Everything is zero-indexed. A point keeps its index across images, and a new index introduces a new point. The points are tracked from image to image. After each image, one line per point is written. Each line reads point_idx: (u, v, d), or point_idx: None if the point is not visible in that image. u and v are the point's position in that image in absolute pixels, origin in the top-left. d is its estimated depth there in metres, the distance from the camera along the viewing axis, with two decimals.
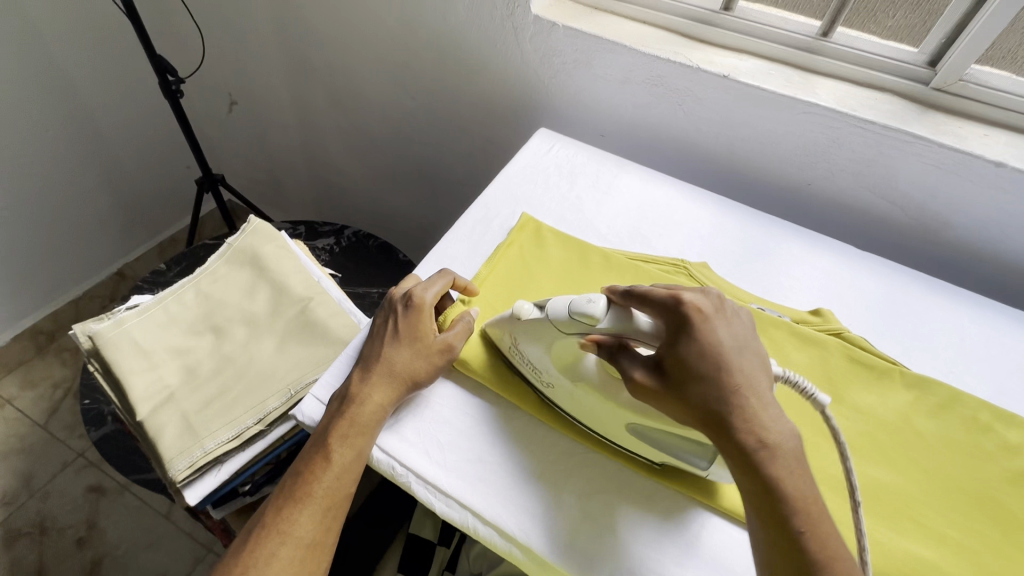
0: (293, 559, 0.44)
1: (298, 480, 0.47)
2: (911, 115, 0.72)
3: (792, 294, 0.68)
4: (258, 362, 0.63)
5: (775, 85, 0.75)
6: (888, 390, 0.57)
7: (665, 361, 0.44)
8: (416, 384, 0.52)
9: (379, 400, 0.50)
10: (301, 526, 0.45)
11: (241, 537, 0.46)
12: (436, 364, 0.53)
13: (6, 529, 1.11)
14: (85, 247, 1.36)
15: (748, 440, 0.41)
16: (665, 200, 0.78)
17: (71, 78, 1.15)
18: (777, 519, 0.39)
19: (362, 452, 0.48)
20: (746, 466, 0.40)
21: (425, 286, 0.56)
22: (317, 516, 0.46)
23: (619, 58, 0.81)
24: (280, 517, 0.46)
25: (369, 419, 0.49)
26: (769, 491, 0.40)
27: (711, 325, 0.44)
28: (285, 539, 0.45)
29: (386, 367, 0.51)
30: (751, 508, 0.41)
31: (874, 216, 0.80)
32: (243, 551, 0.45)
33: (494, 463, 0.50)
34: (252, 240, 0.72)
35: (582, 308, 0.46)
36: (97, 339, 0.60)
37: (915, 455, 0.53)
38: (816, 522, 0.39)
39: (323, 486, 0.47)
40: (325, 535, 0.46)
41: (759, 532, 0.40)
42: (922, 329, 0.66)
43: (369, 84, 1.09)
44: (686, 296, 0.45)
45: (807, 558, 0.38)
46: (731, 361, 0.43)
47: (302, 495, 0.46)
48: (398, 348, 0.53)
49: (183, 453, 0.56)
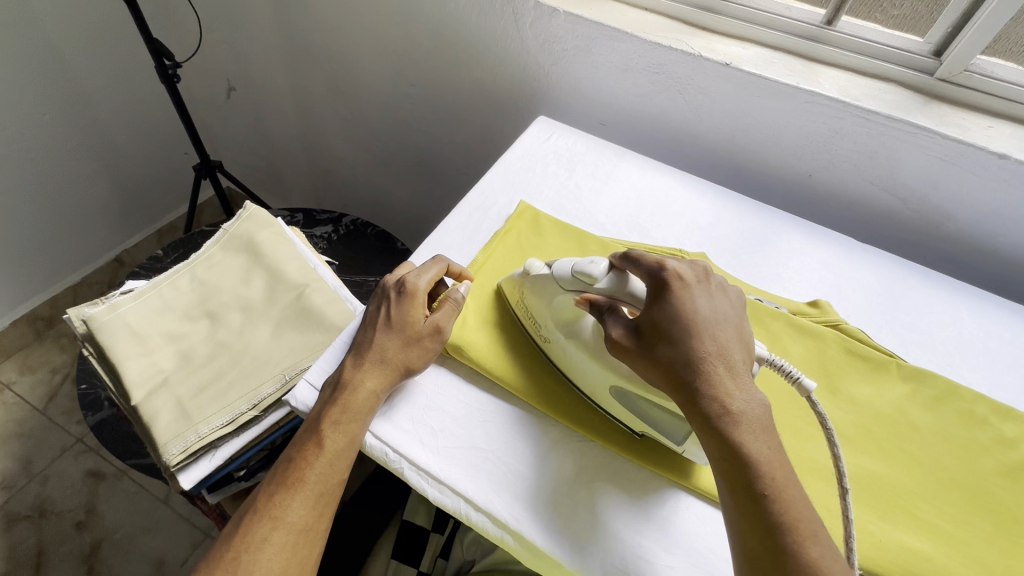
0: (284, 545, 0.44)
1: (290, 467, 0.47)
2: (915, 106, 0.71)
3: (792, 287, 0.68)
4: (252, 348, 0.63)
5: (778, 74, 0.74)
6: (884, 382, 0.57)
7: (642, 323, 0.46)
8: (409, 370, 0.52)
9: (372, 385, 0.50)
10: (293, 511, 0.45)
11: (233, 523, 0.46)
12: (428, 349, 0.53)
13: (6, 513, 1.12)
14: (82, 233, 1.36)
15: (714, 403, 0.41)
16: (665, 190, 0.77)
17: (67, 62, 1.14)
18: (738, 481, 0.39)
19: (356, 438, 0.49)
20: (710, 430, 0.41)
21: (420, 272, 0.56)
22: (310, 502, 0.46)
23: (621, 46, 0.80)
24: (273, 502, 0.46)
25: (362, 405, 0.49)
26: (731, 453, 0.40)
27: (686, 292, 0.46)
28: (277, 525, 0.45)
29: (379, 353, 0.51)
30: (717, 472, 0.41)
31: (875, 208, 0.79)
32: (235, 536, 0.45)
33: (488, 450, 0.50)
34: (248, 226, 0.72)
35: (584, 267, 0.48)
36: (91, 323, 0.60)
37: (909, 447, 0.53)
38: (778, 485, 0.39)
39: (317, 471, 0.47)
40: (316, 520, 0.46)
41: (725, 496, 0.40)
42: (920, 322, 0.65)
43: (368, 71, 1.08)
44: (667, 267, 0.47)
45: (765, 519, 0.38)
46: (702, 327, 0.44)
47: (294, 481, 0.46)
48: (389, 332, 0.52)
49: (177, 438, 0.56)
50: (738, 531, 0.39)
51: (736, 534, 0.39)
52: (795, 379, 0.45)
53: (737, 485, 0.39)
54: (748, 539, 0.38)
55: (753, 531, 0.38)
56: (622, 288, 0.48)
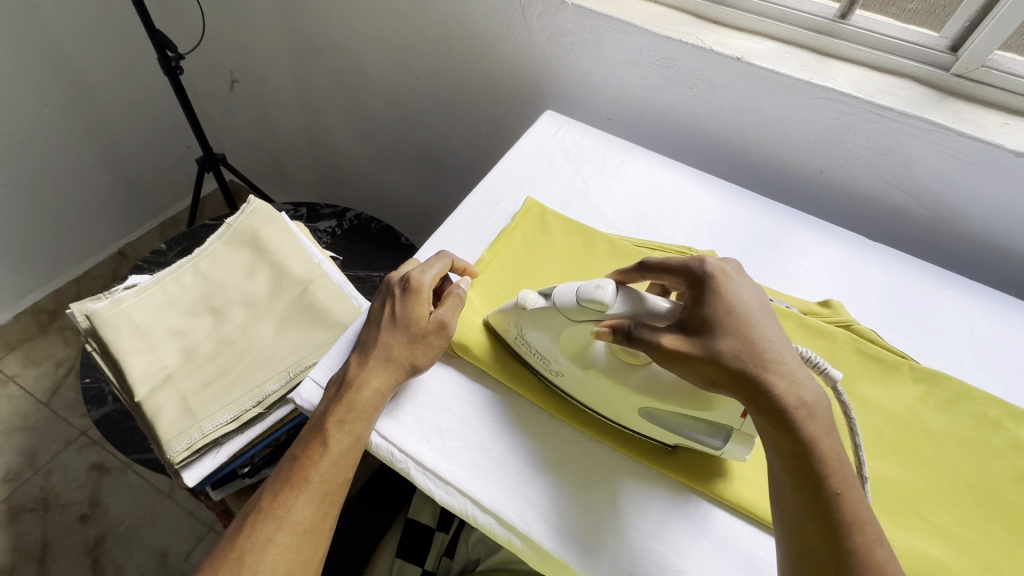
0: (289, 544, 0.44)
1: (295, 466, 0.47)
2: (930, 102, 0.70)
3: (802, 286, 0.67)
4: (256, 345, 0.63)
5: (790, 69, 0.72)
6: (897, 384, 0.56)
7: (695, 319, 0.45)
8: (414, 369, 0.51)
9: (378, 384, 0.49)
10: (297, 511, 0.45)
11: (236, 521, 0.46)
12: (434, 346, 0.52)
13: (10, 505, 1.12)
14: (85, 226, 1.35)
15: (778, 398, 0.41)
16: (674, 186, 0.76)
17: (70, 53, 1.13)
18: (805, 479, 0.39)
19: (362, 437, 0.48)
20: (776, 425, 0.41)
21: (424, 268, 0.55)
22: (314, 502, 0.46)
23: (630, 39, 0.79)
24: (276, 502, 0.45)
25: (367, 404, 0.48)
26: (799, 448, 0.40)
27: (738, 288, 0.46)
28: (281, 525, 0.44)
29: (384, 351, 0.51)
30: (785, 467, 0.40)
31: (887, 206, 0.78)
32: (239, 535, 0.44)
33: (494, 450, 0.50)
34: (252, 221, 0.71)
35: (597, 293, 0.46)
36: (94, 318, 0.60)
37: (922, 451, 0.52)
38: (846, 482, 0.39)
39: (321, 471, 0.46)
40: (322, 520, 0.46)
41: (788, 492, 0.40)
42: (932, 323, 0.64)
43: (372, 63, 1.07)
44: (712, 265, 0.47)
45: (833, 517, 0.37)
46: (760, 322, 0.44)
47: (299, 480, 0.46)
48: (399, 332, 0.52)
49: (181, 435, 0.55)
50: (810, 529, 0.38)
51: (798, 533, 0.39)
52: (824, 369, 0.45)
53: (803, 482, 0.39)
54: (821, 537, 0.37)
55: (819, 531, 0.37)
56: (640, 303, 0.47)
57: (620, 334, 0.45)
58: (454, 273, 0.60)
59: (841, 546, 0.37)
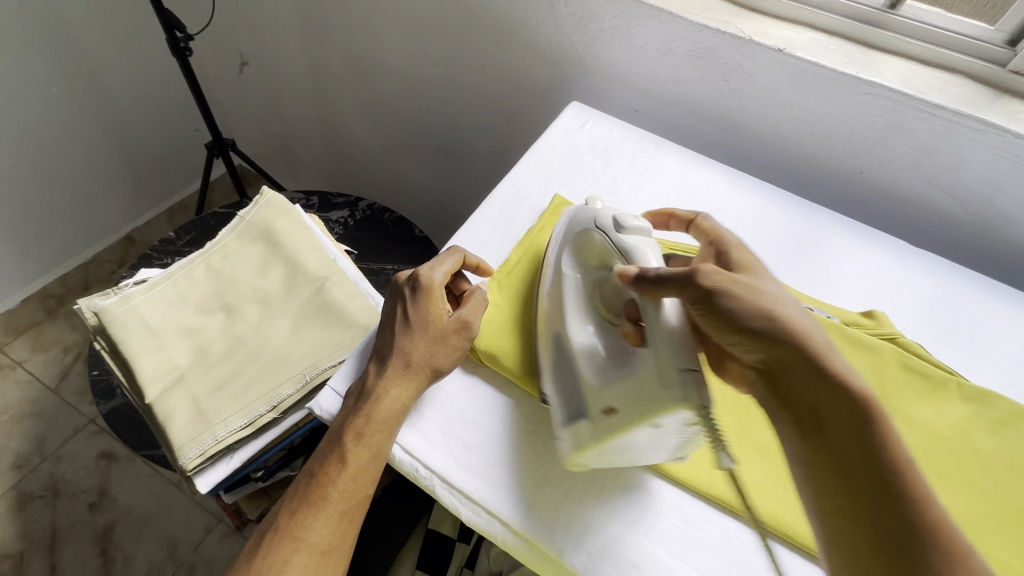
0: (307, 567, 0.42)
1: (313, 482, 0.45)
2: (984, 101, 0.66)
3: (842, 294, 0.64)
4: (271, 345, 0.60)
5: (836, 62, 0.68)
6: (945, 402, 0.53)
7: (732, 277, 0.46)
8: (436, 372, 0.49)
9: (399, 394, 0.47)
10: (315, 531, 0.43)
11: (252, 541, 0.44)
12: (454, 347, 0.50)
13: (19, 492, 1.11)
14: (93, 210, 1.33)
15: (823, 359, 0.40)
16: (706, 184, 0.72)
17: (76, 31, 1.09)
18: (861, 450, 0.37)
19: (382, 451, 0.46)
20: (826, 390, 0.40)
21: (434, 265, 0.52)
22: (333, 521, 0.43)
23: (663, 27, 0.74)
24: (293, 520, 0.43)
25: (386, 416, 0.46)
26: (858, 413, 0.38)
27: (751, 260, 0.48)
28: (298, 546, 0.42)
29: (402, 357, 0.48)
30: (845, 437, 0.38)
31: (930, 210, 0.74)
32: (254, 557, 0.42)
33: (523, 468, 0.47)
34: (266, 213, 0.68)
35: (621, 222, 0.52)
36: (103, 316, 0.57)
37: (972, 474, 0.49)
38: (906, 453, 0.37)
39: (339, 488, 0.44)
40: (341, 540, 0.44)
41: (857, 468, 0.37)
42: (980, 337, 0.61)
43: (389, 48, 1.03)
44: (729, 241, 0.50)
45: (902, 489, 0.36)
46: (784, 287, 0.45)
47: (316, 498, 0.44)
48: (416, 334, 0.49)
49: (194, 440, 0.53)
50: (887, 506, 0.35)
51: (860, 512, 0.36)
52: None
53: (862, 455, 0.37)
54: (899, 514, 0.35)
55: (888, 511, 0.35)
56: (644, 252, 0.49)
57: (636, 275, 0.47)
58: (468, 270, 0.57)
59: (916, 524, 0.34)
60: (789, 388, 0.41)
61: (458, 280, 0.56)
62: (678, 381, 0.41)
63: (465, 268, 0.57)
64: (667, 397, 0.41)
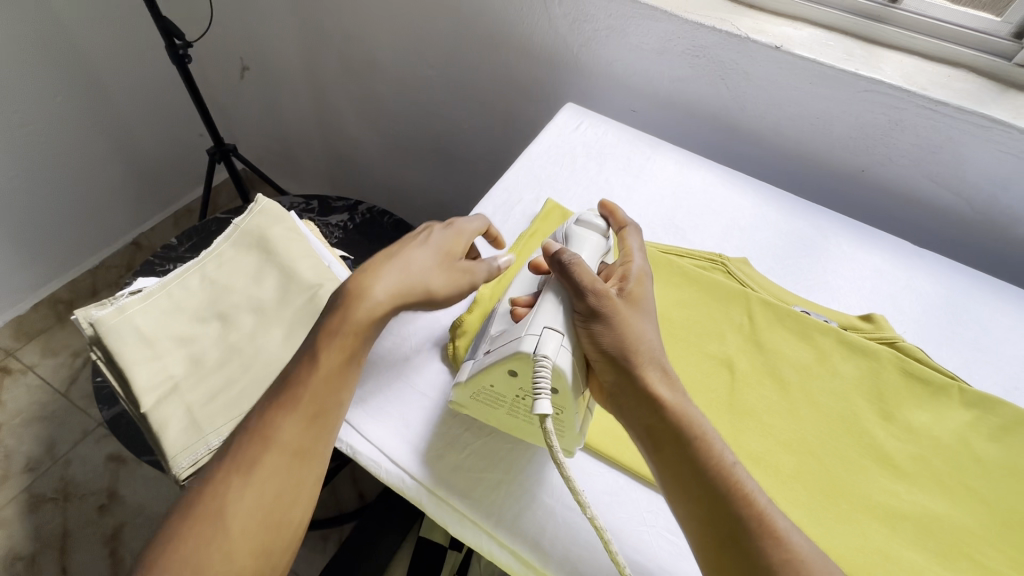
0: (276, 465, 0.43)
1: (285, 386, 0.46)
2: (989, 96, 0.64)
3: (842, 297, 0.63)
4: (266, 354, 0.61)
5: (835, 59, 0.67)
6: (945, 408, 0.52)
7: (626, 291, 0.48)
8: (428, 293, 0.50)
9: (385, 299, 0.48)
10: (285, 432, 0.44)
11: (226, 445, 0.45)
12: (454, 279, 0.52)
13: (30, 494, 1.13)
14: (99, 216, 1.34)
15: (654, 386, 0.43)
16: (703, 186, 0.72)
17: (79, 39, 1.10)
18: (693, 470, 0.40)
19: (354, 357, 0.48)
20: (654, 412, 0.42)
21: (469, 219, 0.57)
22: (302, 422, 0.44)
23: (658, 26, 0.73)
24: (263, 424, 0.44)
25: (365, 320, 0.48)
26: (682, 438, 0.41)
27: (638, 283, 0.49)
28: (269, 445, 0.43)
29: (402, 266, 0.50)
30: (672, 461, 0.41)
31: (933, 208, 0.72)
32: (227, 457, 0.43)
33: (508, 478, 0.47)
34: (259, 221, 0.68)
35: (581, 216, 0.55)
36: (98, 327, 0.57)
37: (974, 483, 0.48)
38: (731, 474, 0.40)
39: (310, 391, 0.45)
40: (312, 443, 0.44)
41: (687, 488, 0.40)
42: (985, 340, 0.60)
43: (386, 51, 1.02)
44: (632, 263, 0.51)
45: (725, 506, 0.39)
46: (650, 317, 0.47)
47: (288, 400, 0.45)
48: (423, 256, 0.51)
49: (187, 449, 0.54)
50: (706, 526, 0.39)
51: (698, 525, 0.40)
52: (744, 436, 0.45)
53: (693, 473, 0.40)
54: (716, 531, 0.39)
55: (717, 523, 0.39)
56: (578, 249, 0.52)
57: (553, 251, 0.48)
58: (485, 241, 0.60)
59: (739, 535, 0.38)
60: (625, 409, 0.44)
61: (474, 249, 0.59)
62: (539, 337, 0.43)
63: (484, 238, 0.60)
64: (515, 345, 0.44)
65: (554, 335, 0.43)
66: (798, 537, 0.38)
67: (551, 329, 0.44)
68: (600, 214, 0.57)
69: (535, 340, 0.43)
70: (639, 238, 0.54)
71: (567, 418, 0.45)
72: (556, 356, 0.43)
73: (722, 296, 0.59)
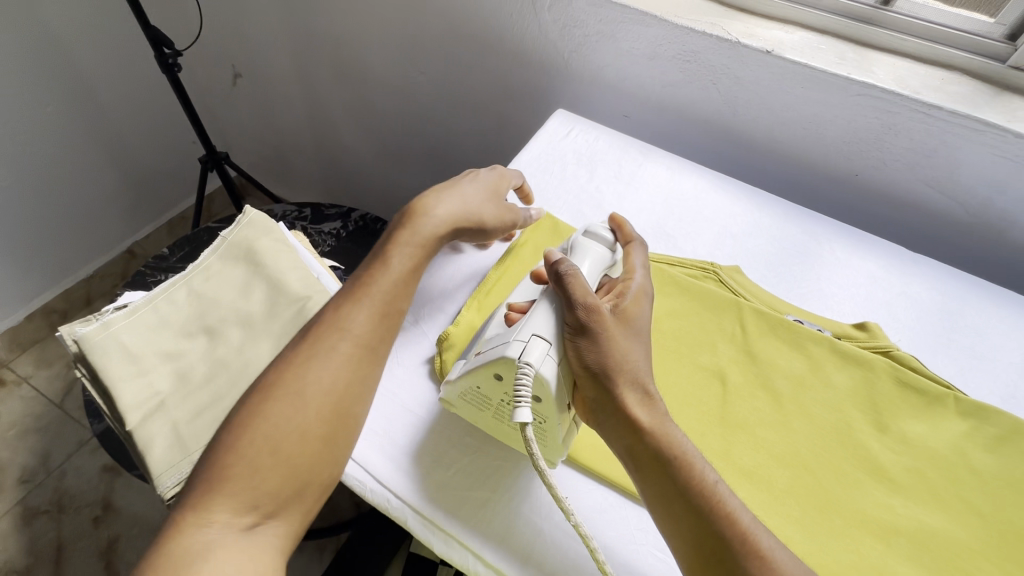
0: (349, 353, 0.47)
1: (357, 284, 0.51)
2: (984, 99, 0.63)
3: (836, 305, 0.62)
4: (254, 369, 0.60)
5: (827, 63, 0.66)
6: (940, 418, 0.51)
7: (621, 308, 0.47)
8: (481, 223, 0.58)
9: (447, 216, 0.56)
10: (358, 324, 0.48)
11: (299, 334, 0.49)
12: (504, 216, 0.60)
13: (25, 507, 1.13)
14: (93, 226, 1.34)
15: (637, 405, 0.42)
16: (695, 193, 0.71)
17: (69, 49, 1.10)
18: (673, 489, 0.40)
19: (416, 269, 0.53)
20: (636, 432, 0.41)
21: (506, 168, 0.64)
22: (374, 316, 0.49)
23: (648, 31, 0.72)
24: (337, 317, 0.48)
25: (432, 233, 0.54)
26: (665, 456, 0.41)
27: (633, 301, 0.48)
28: (344, 334, 0.47)
29: (459, 197, 0.57)
30: (652, 478, 0.41)
31: (928, 212, 0.71)
32: (304, 341, 0.47)
33: (495, 496, 0.46)
34: (248, 233, 0.67)
35: (589, 228, 0.54)
36: (83, 344, 0.56)
37: (969, 496, 0.47)
38: (712, 494, 0.39)
39: (381, 289, 0.50)
40: (378, 341, 0.49)
41: (667, 505, 0.40)
42: (982, 347, 0.59)
43: (377, 57, 1.02)
44: (631, 282, 0.50)
45: (704, 524, 0.38)
46: (642, 337, 0.46)
47: (361, 295, 0.50)
48: (475, 189, 0.58)
49: (174, 467, 0.55)
50: (684, 540, 0.39)
51: (678, 541, 0.39)
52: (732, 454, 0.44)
53: (673, 492, 0.40)
54: (693, 548, 0.38)
55: (696, 540, 0.38)
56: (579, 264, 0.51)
57: (554, 263, 0.48)
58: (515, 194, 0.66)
59: (717, 551, 0.37)
60: (609, 423, 0.43)
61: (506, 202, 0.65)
62: (524, 343, 0.43)
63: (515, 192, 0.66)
64: (501, 349, 0.43)
65: (540, 343, 0.43)
66: (780, 553, 0.37)
67: (538, 337, 0.43)
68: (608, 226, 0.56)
69: (521, 346, 0.43)
70: (637, 255, 0.54)
71: (551, 426, 0.44)
72: (540, 363, 0.42)
73: (714, 306, 0.58)
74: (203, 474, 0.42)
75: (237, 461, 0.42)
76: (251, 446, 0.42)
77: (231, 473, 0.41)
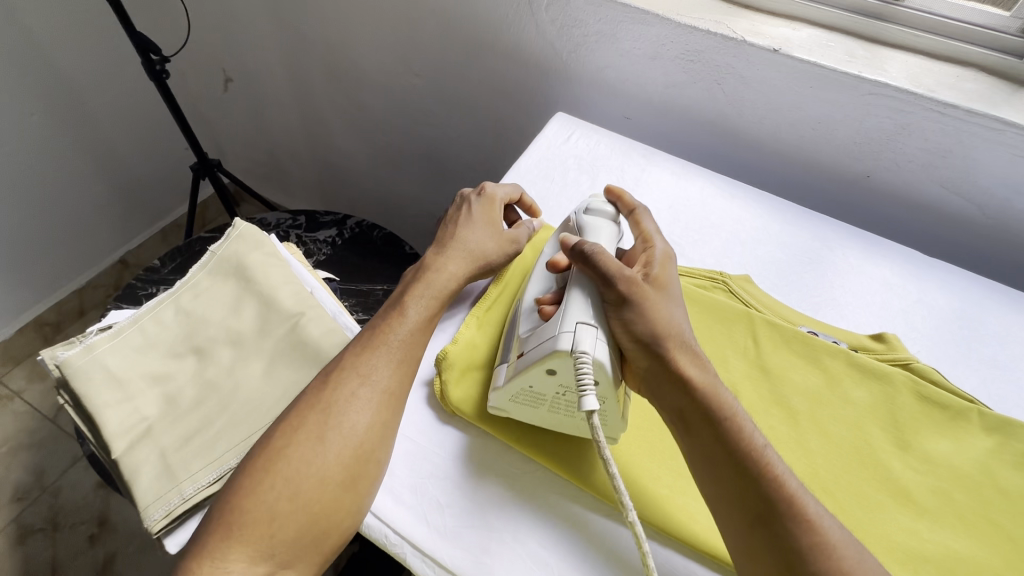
0: (370, 400, 0.45)
1: (375, 331, 0.48)
2: (1001, 96, 0.61)
3: (851, 314, 0.60)
4: (244, 390, 0.57)
5: (837, 61, 0.63)
6: (964, 435, 0.49)
7: (652, 275, 0.47)
8: (488, 264, 0.55)
9: (455, 269, 0.53)
10: (380, 372, 0.46)
11: (319, 378, 0.46)
12: (507, 248, 0.57)
13: (19, 526, 1.10)
14: (85, 236, 1.32)
15: (687, 372, 0.42)
16: (701, 198, 0.68)
17: (55, 56, 1.07)
18: (728, 453, 0.40)
19: (434, 315, 0.51)
20: (686, 392, 0.42)
21: (497, 185, 0.60)
22: (394, 363, 0.47)
23: (650, 30, 0.70)
24: (356, 362, 0.46)
25: (444, 283, 0.52)
26: (718, 420, 0.41)
27: (662, 268, 0.47)
28: (364, 381, 0.45)
29: (461, 243, 0.55)
30: (706, 444, 0.41)
31: (944, 214, 0.69)
32: (324, 389, 0.45)
33: (498, 528, 0.44)
34: (237, 248, 0.65)
35: (588, 205, 0.54)
36: (65, 368, 0.54)
37: (999, 519, 0.45)
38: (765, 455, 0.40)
39: (400, 337, 0.48)
40: (400, 387, 0.47)
41: (721, 470, 0.40)
42: (1005, 357, 0.56)
43: (370, 60, 0.99)
44: (653, 247, 0.49)
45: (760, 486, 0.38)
46: (676, 299, 0.46)
47: (379, 343, 0.48)
48: (475, 232, 0.56)
49: (160, 499, 0.50)
50: (742, 504, 0.39)
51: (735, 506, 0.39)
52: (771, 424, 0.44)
53: (726, 456, 0.40)
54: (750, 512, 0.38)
55: (755, 505, 0.38)
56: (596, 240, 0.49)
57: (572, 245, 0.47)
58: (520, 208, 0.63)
59: (776, 513, 0.38)
60: (660, 392, 0.43)
61: (510, 215, 0.62)
62: (573, 333, 0.42)
63: (518, 205, 0.63)
64: (551, 343, 0.42)
65: (588, 329, 0.42)
66: (831, 523, 0.37)
67: (584, 324, 0.42)
68: (607, 198, 0.56)
69: (571, 337, 0.42)
70: (648, 217, 0.53)
71: (611, 410, 0.44)
72: (596, 351, 0.42)
73: (724, 317, 0.56)
74: (218, 517, 0.41)
75: (255, 508, 0.40)
76: (271, 492, 0.41)
77: (248, 523, 0.40)
